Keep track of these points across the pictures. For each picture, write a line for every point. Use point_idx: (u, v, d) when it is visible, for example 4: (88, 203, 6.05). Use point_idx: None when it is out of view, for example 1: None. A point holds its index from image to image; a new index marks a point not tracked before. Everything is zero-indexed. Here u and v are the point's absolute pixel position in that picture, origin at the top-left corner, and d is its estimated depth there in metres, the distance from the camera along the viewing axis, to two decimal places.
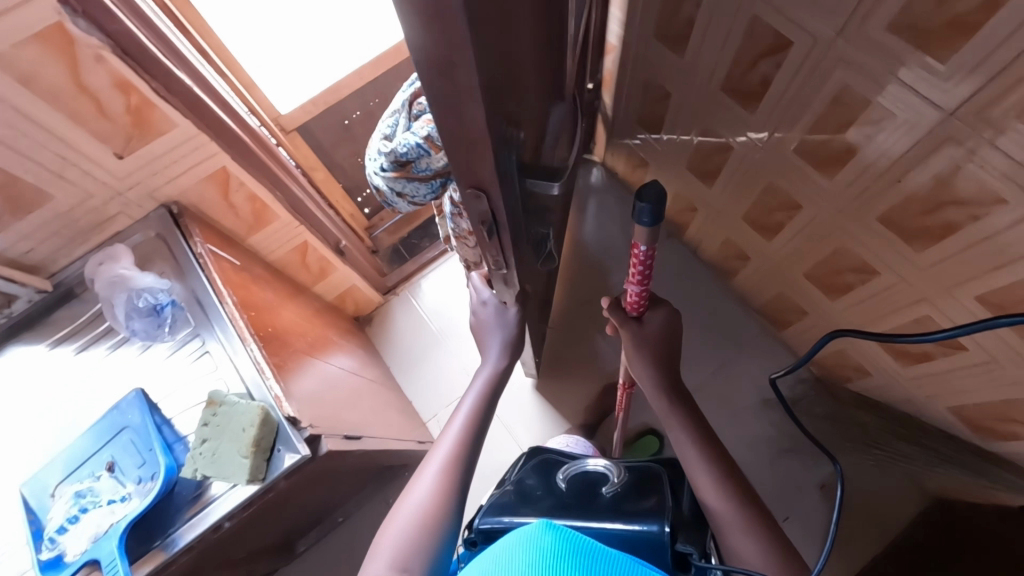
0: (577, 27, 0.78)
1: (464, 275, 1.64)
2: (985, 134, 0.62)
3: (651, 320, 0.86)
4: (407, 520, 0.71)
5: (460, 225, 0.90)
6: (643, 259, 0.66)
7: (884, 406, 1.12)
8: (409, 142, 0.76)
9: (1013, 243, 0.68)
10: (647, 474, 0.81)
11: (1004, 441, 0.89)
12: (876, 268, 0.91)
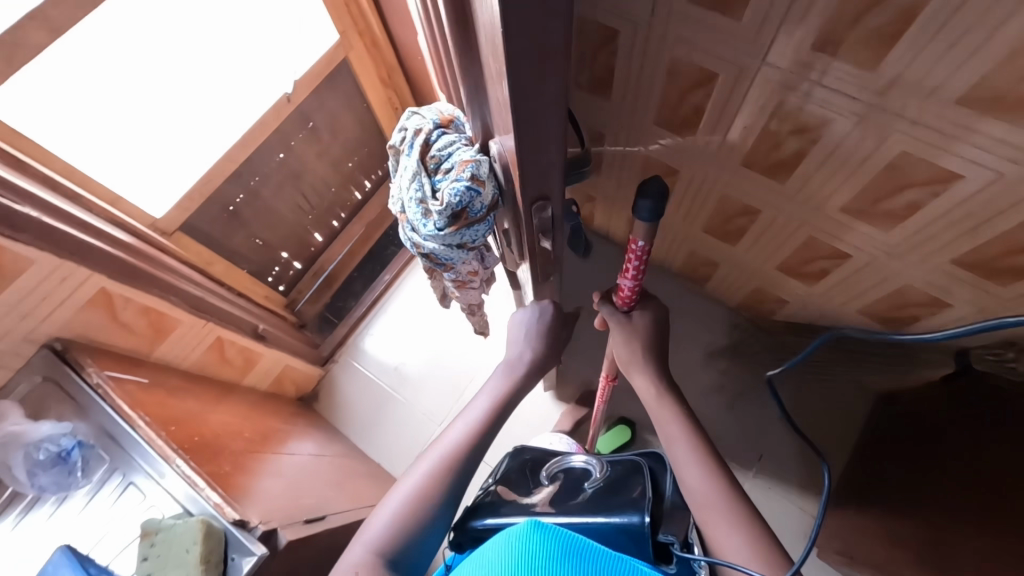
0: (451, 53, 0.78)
1: (399, 324, 1.60)
2: (811, 76, 0.70)
3: (637, 316, 0.86)
4: (396, 504, 0.69)
5: (463, 272, 1.02)
6: (639, 254, 0.68)
7: (804, 327, 1.26)
8: (458, 187, 0.76)
9: (852, 148, 0.77)
10: (627, 467, 0.83)
11: (910, 322, 1.03)
12: (758, 208, 1.03)
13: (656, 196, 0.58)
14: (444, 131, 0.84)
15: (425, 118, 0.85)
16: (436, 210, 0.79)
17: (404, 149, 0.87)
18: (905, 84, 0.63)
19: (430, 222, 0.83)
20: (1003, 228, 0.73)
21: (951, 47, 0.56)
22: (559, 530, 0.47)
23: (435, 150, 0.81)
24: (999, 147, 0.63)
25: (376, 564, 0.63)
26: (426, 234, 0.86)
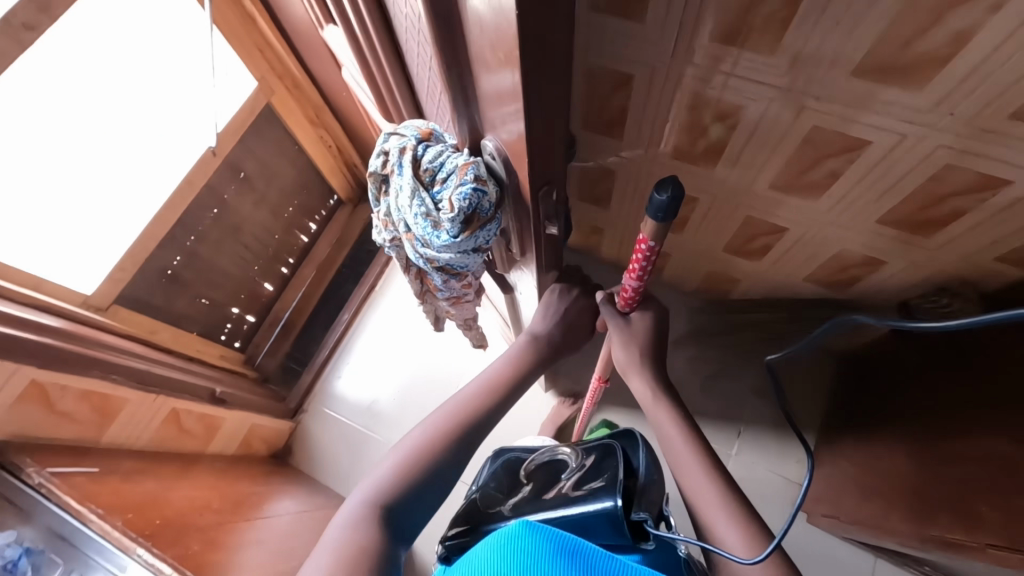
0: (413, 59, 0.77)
1: (372, 359, 1.58)
2: (719, 66, 0.73)
3: (636, 320, 0.85)
4: (395, 460, 0.67)
5: (457, 286, 0.98)
6: (646, 253, 0.65)
7: (772, 299, 1.29)
8: (465, 191, 0.69)
9: (769, 131, 0.81)
10: (600, 451, 0.85)
11: (853, 283, 1.07)
12: (695, 196, 1.07)
13: (670, 193, 0.55)
14: (428, 144, 0.78)
15: (404, 137, 0.79)
16: (445, 220, 0.73)
17: (393, 171, 0.80)
18: (802, 63, 0.66)
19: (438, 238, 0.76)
20: (915, 185, 0.78)
21: (836, 24, 0.59)
22: (550, 529, 0.50)
23: (426, 162, 0.75)
24: (897, 110, 0.67)
25: (375, 518, 0.61)
26: (438, 249, 0.79)
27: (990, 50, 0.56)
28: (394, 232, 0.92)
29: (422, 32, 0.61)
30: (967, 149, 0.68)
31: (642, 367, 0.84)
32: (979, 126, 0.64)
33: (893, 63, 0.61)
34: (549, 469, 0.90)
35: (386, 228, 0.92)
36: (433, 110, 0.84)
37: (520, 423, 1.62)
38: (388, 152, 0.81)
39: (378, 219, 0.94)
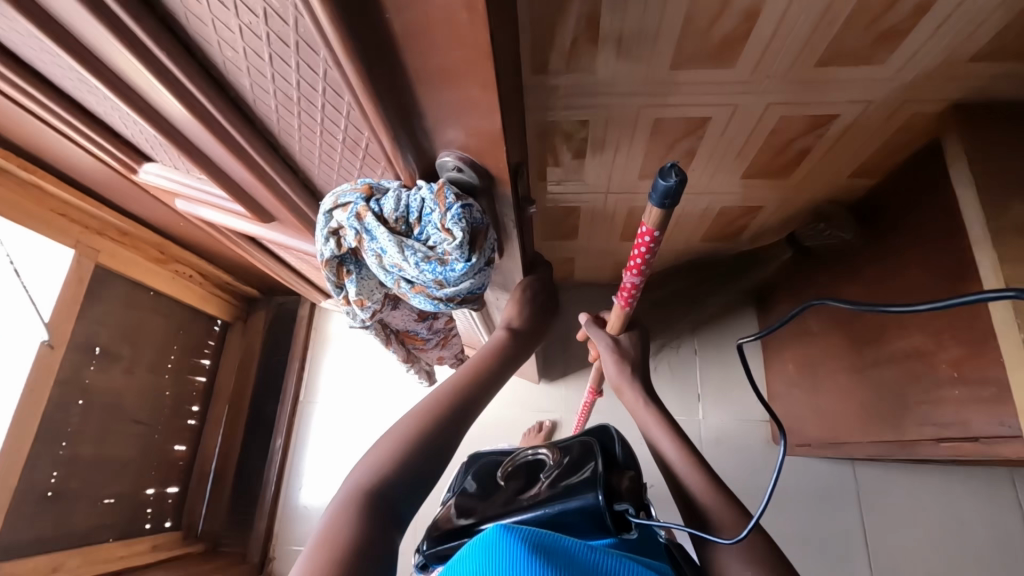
0: (294, 142, 0.69)
1: (327, 467, 1.46)
2: (548, 92, 0.72)
3: (625, 340, 0.83)
4: (386, 437, 0.55)
5: (439, 319, 0.95)
6: (647, 244, 0.57)
7: (684, 264, 1.30)
8: (456, 213, 0.57)
9: (615, 133, 0.82)
10: (581, 446, 0.79)
11: (742, 231, 1.12)
12: (575, 205, 1.06)
13: (674, 175, 0.46)
14: (376, 196, 0.61)
15: (345, 205, 0.62)
16: (452, 251, 0.58)
17: (364, 240, 0.62)
18: (624, 68, 0.68)
19: (449, 278, 0.62)
20: (761, 141, 0.81)
21: (638, 27, 0.61)
22: (523, 530, 0.43)
23: (391, 213, 0.60)
24: (721, 86, 0.70)
25: (360, 498, 0.48)
26: (456, 284, 0.63)
27: (778, 16, 0.59)
28: (379, 297, 0.74)
29: (320, 58, 0.51)
30: (792, 101, 0.72)
31: (631, 383, 0.78)
32: (794, 80, 0.68)
33: (703, 48, 0.63)
34: (525, 464, 0.85)
35: (363, 305, 0.74)
36: (341, 167, 0.71)
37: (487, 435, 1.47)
38: (340, 227, 0.63)
39: (347, 303, 0.74)
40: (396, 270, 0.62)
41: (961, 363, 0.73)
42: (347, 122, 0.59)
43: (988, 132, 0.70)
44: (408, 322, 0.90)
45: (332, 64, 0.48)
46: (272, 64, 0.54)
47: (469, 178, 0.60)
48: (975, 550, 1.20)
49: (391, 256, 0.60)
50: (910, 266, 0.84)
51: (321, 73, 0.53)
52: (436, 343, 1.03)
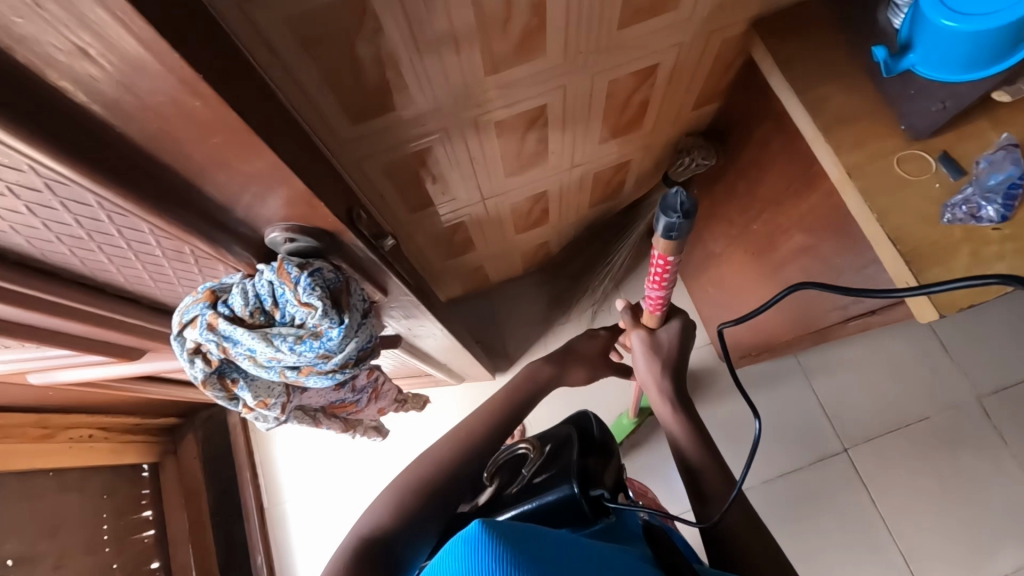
0: (117, 284, 0.54)
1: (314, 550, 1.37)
2: (379, 132, 0.69)
3: (663, 331, 0.79)
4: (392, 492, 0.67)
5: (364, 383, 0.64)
6: (663, 265, 0.68)
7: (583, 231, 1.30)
8: (308, 284, 0.36)
9: (463, 146, 0.80)
10: (558, 440, 0.77)
11: (624, 187, 1.15)
12: (460, 218, 1.03)
13: (680, 208, 0.60)
14: (217, 298, 0.39)
15: (188, 323, 0.40)
16: (327, 327, 0.37)
17: (237, 357, 0.39)
18: (441, 89, 0.66)
19: (344, 355, 0.40)
20: (602, 108, 0.82)
21: (434, 48, 0.59)
22: (507, 526, 0.36)
23: (241, 310, 0.38)
24: (542, 76, 0.70)
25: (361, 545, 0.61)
26: (347, 355, 0.40)
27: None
28: (288, 388, 0.50)
29: (88, 192, 0.38)
30: (611, 65, 0.73)
31: (660, 375, 0.76)
32: (606, 47, 0.69)
33: (505, 47, 0.62)
34: (506, 461, 0.81)
35: (268, 407, 0.49)
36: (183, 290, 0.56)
37: None
38: (200, 345, 0.40)
39: (249, 412, 0.50)
40: (281, 366, 0.40)
41: (840, 249, 0.78)
42: (172, 258, 0.48)
43: (788, 34, 0.73)
44: (329, 397, 0.60)
45: (111, 197, 0.38)
46: (37, 216, 0.40)
47: (309, 246, 0.47)
48: (900, 394, 1.33)
49: (267, 359, 0.39)
50: (769, 174, 0.89)
51: (102, 210, 0.40)
52: (390, 407, 0.78)
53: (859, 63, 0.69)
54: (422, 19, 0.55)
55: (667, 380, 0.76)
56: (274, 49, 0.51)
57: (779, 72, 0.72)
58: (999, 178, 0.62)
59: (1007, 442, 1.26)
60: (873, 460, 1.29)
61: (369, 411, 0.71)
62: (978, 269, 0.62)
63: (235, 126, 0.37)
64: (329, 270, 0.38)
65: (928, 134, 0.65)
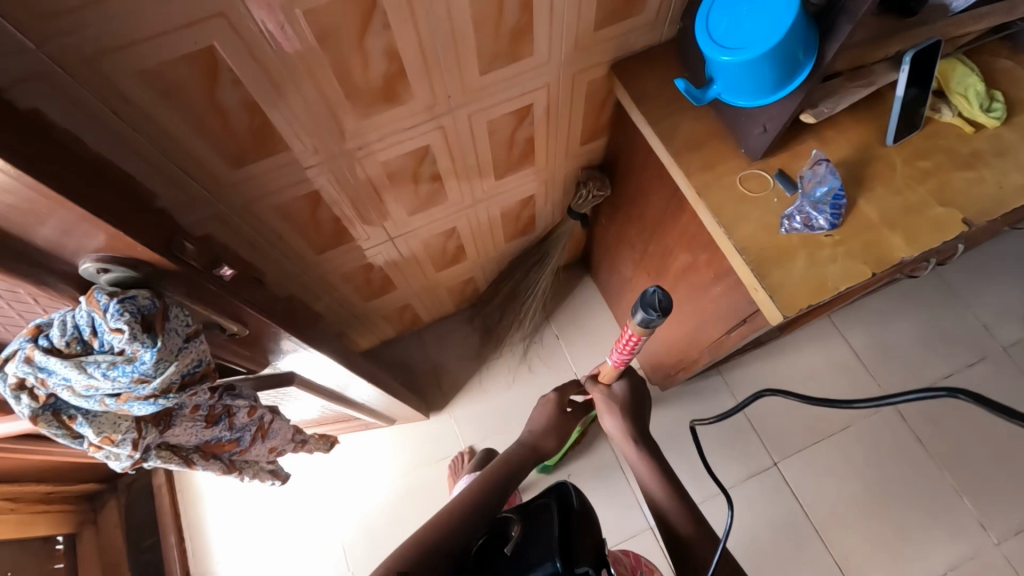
0: None
1: None
2: (258, 175, 0.72)
3: (617, 387, 0.93)
4: None
5: (244, 418, 0.64)
6: (634, 339, 0.75)
7: (505, 266, 1.35)
8: (116, 310, 0.38)
9: (355, 187, 0.83)
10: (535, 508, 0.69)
11: (535, 220, 1.20)
12: (372, 257, 1.06)
13: (658, 305, 0.65)
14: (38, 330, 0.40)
15: (8, 355, 0.41)
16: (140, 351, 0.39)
17: (54, 385, 0.40)
18: (316, 134, 0.70)
19: (163, 379, 0.42)
20: (488, 147, 0.89)
21: (300, 97, 0.64)
22: None
23: (57, 340, 0.40)
24: (416, 119, 0.75)
25: None
26: (165, 378, 0.42)
27: (417, 48, 0.65)
28: (139, 424, 0.49)
29: None
30: (483, 108, 0.79)
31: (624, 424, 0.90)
32: (473, 90, 0.75)
33: (371, 93, 0.68)
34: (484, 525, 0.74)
35: (115, 444, 0.48)
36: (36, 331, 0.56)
37: (412, 501, 1.36)
38: (22, 380, 0.41)
39: (98, 451, 0.49)
40: (100, 395, 0.41)
41: (713, 265, 0.84)
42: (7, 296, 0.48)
43: (640, 73, 0.81)
44: (201, 436, 0.60)
45: None
46: None
47: (126, 275, 0.45)
48: (821, 404, 1.37)
49: (84, 388, 0.40)
50: (651, 199, 0.96)
51: None
52: (287, 447, 0.78)
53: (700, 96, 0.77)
54: (280, 72, 0.60)
55: (629, 426, 0.90)
56: (131, 100, 0.55)
57: (635, 108, 0.79)
58: (825, 188, 0.68)
59: (923, 444, 1.30)
60: (802, 470, 1.32)
61: (257, 449, 0.70)
62: (817, 273, 0.67)
63: (46, 163, 0.39)
64: (145, 298, 0.40)
65: (763, 154, 0.72)
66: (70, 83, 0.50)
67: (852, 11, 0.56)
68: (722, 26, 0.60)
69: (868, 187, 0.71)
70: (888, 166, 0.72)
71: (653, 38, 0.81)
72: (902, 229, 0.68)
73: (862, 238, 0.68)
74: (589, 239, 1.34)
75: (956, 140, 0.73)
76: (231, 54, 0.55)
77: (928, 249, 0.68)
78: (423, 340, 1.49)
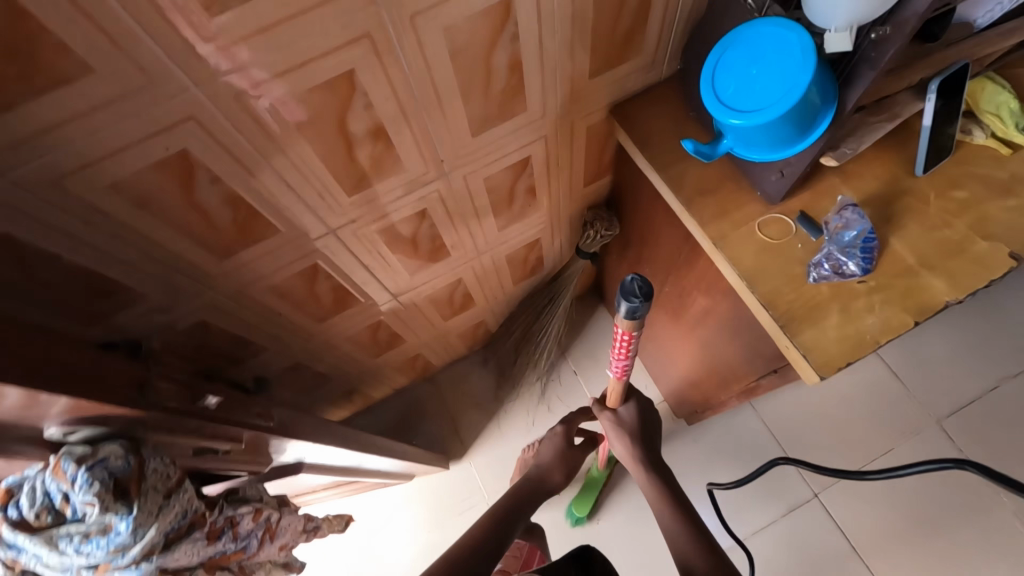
0: None
1: None
2: (249, 259, 0.69)
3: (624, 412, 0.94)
4: None
5: (249, 524, 0.61)
6: (627, 339, 0.70)
7: (515, 306, 1.30)
8: (89, 480, 0.40)
9: (352, 257, 0.80)
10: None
11: (543, 261, 1.16)
12: (378, 317, 1.02)
13: (639, 292, 0.60)
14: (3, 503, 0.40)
15: None
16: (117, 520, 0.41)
17: (29, 559, 0.41)
18: (305, 214, 0.67)
19: (144, 541, 0.44)
20: (487, 202, 0.85)
21: (284, 183, 0.60)
22: None
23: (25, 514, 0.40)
24: (409, 187, 0.72)
25: None
26: (145, 538, 0.44)
27: (403, 121, 0.61)
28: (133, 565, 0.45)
29: None
30: (478, 166, 0.76)
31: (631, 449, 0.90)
32: (466, 152, 0.72)
33: (358, 170, 0.64)
34: None
35: None
36: None
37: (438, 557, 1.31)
38: None
39: None
40: (78, 566, 0.42)
41: (736, 312, 0.79)
42: None
43: (642, 115, 0.77)
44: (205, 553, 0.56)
45: None
46: None
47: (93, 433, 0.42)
48: (858, 428, 1.30)
49: (60, 562, 0.41)
50: (664, 240, 0.91)
51: None
52: (298, 539, 0.74)
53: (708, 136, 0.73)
54: (259, 163, 0.56)
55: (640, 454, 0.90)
56: (104, 210, 0.52)
57: (639, 153, 0.75)
58: (855, 233, 0.63)
59: (975, 464, 1.22)
60: (846, 501, 1.24)
61: (267, 550, 0.66)
62: (848, 326, 0.62)
63: None
64: (116, 459, 0.41)
65: (782, 198, 0.67)
66: (38, 203, 0.48)
67: (867, 60, 0.52)
68: (733, 85, 0.56)
69: (898, 225, 0.65)
70: (918, 200, 0.66)
71: (652, 77, 0.76)
72: (940, 271, 0.63)
73: (895, 283, 0.63)
74: (601, 272, 1.29)
75: (991, 165, 0.67)
76: (205, 155, 0.52)
77: (972, 291, 0.62)
78: (437, 385, 1.45)
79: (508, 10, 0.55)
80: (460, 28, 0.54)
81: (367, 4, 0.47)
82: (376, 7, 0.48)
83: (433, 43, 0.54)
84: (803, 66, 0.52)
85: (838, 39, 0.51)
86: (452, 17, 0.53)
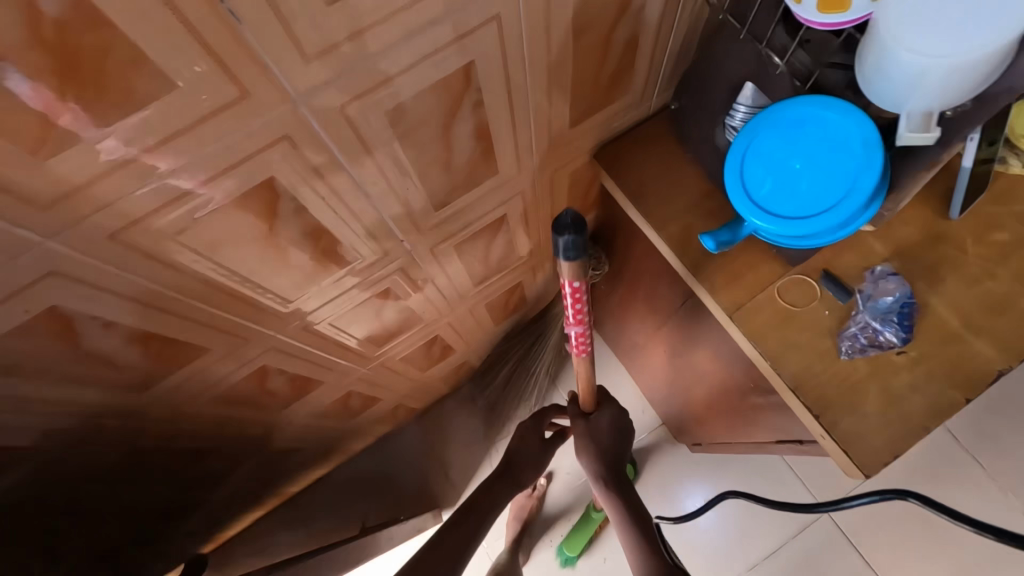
0: None
1: None
2: (179, 383, 0.57)
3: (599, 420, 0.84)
4: None
5: None
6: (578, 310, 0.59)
7: (499, 344, 1.20)
8: None
9: (309, 349, 0.68)
10: None
11: (526, 300, 1.06)
12: (349, 389, 0.91)
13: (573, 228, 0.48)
14: None
15: None
16: None
17: None
18: (239, 327, 0.54)
19: None
20: (459, 264, 0.74)
21: (205, 306, 0.48)
22: None
23: None
24: (364, 274, 0.60)
25: None
26: None
27: (349, 214, 0.49)
28: None
29: None
30: (446, 236, 0.64)
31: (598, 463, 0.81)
32: (430, 225, 0.60)
33: (300, 272, 0.52)
34: None
35: None
36: None
37: None
38: None
39: None
40: None
41: (752, 374, 0.70)
42: None
43: (632, 157, 0.66)
44: None
45: None
46: None
47: None
48: None
49: None
50: (662, 286, 0.81)
51: None
52: None
53: (711, 182, 0.62)
54: (164, 295, 0.44)
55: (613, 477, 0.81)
56: None
57: (633, 206, 0.64)
58: (891, 298, 0.55)
59: (982, 464, 1.19)
60: (863, 519, 1.19)
61: None
62: (891, 409, 0.54)
63: None
64: None
65: (804, 256, 0.58)
66: None
67: (925, 144, 0.45)
68: (772, 179, 0.49)
69: (937, 280, 0.57)
70: (959, 248, 0.57)
71: (641, 111, 0.65)
72: (988, 333, 0.55)
73: (940, 352, 0.55)
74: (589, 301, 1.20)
75: None
76: (84, 303, 0.39)
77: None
78: (423, 428, 1.35)
79: (469, 76, 0.43)
80: (411, 106, 0.42)
81: (280, 101, 0.35)
82: (294, 103, 0.36)
83: (377, 127, 0.42)
84: (864, 159, 0.45)
85: (914, 138, 0.43)
86: (400, 96, 0.41)
